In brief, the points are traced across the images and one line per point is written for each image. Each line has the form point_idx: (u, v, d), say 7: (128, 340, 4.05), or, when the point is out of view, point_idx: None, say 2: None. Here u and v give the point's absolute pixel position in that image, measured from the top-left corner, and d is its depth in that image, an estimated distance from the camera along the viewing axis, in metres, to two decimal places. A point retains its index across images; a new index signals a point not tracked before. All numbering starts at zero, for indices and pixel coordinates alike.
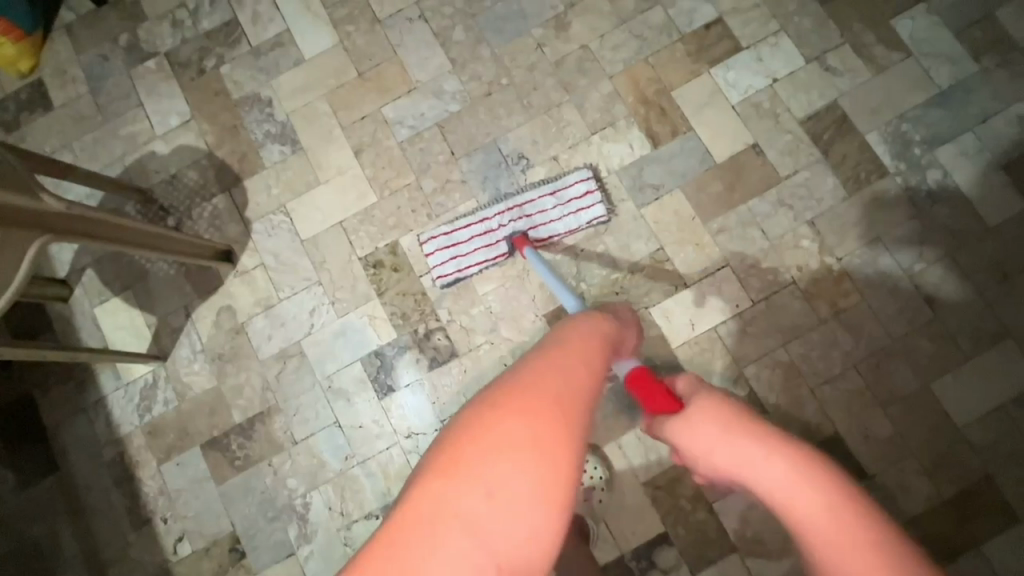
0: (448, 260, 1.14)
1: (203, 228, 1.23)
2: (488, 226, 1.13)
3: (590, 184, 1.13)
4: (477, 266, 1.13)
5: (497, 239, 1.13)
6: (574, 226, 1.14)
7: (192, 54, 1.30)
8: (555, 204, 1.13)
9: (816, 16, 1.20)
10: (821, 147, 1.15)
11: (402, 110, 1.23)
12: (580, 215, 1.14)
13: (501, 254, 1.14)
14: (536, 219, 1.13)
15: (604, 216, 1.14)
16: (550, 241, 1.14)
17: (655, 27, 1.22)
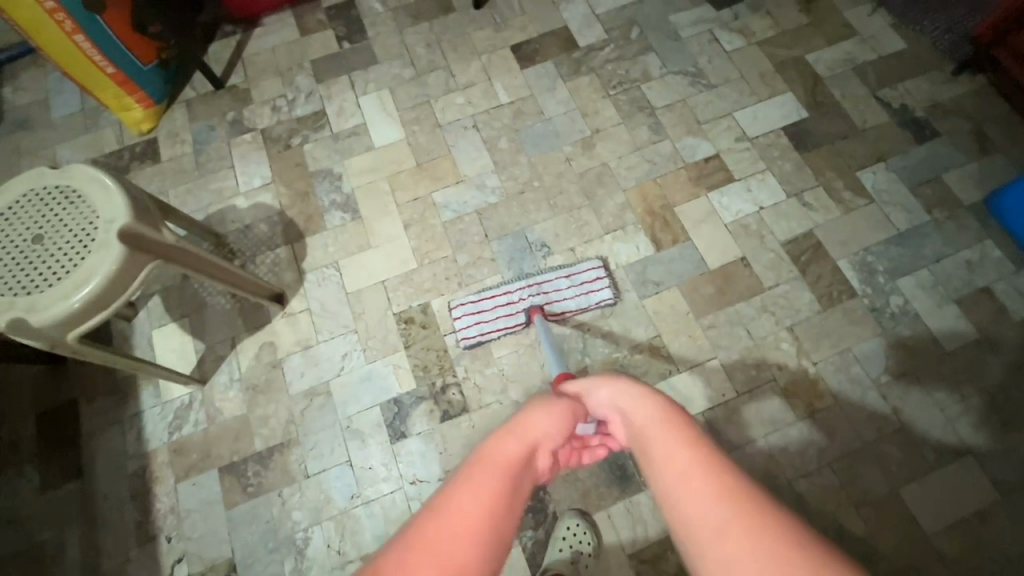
0: (472, 324, 1.30)
1: (263, 272, 1.41)
2: (510, 298, 1.31)
3: (601, 272, 1.33)
4: (497, 331, 1.30)
5: (517, 310, 1.31)
6: (585, 305, 1.32)
7: (283, 133, 1.57)
8: (569, 286, 1.33)
9: (795, 160, 1.46)
10: (799, 266, 1.35)
11: (449, 197, 1.47)
12: (591, 296, 1.32)
13: (518, 324, 1.30)
14: (552, 296, 1.32)
15: (611, 300, 1.32)
16: (563, 315, 1.32)
17: (664, 156, 1.48)
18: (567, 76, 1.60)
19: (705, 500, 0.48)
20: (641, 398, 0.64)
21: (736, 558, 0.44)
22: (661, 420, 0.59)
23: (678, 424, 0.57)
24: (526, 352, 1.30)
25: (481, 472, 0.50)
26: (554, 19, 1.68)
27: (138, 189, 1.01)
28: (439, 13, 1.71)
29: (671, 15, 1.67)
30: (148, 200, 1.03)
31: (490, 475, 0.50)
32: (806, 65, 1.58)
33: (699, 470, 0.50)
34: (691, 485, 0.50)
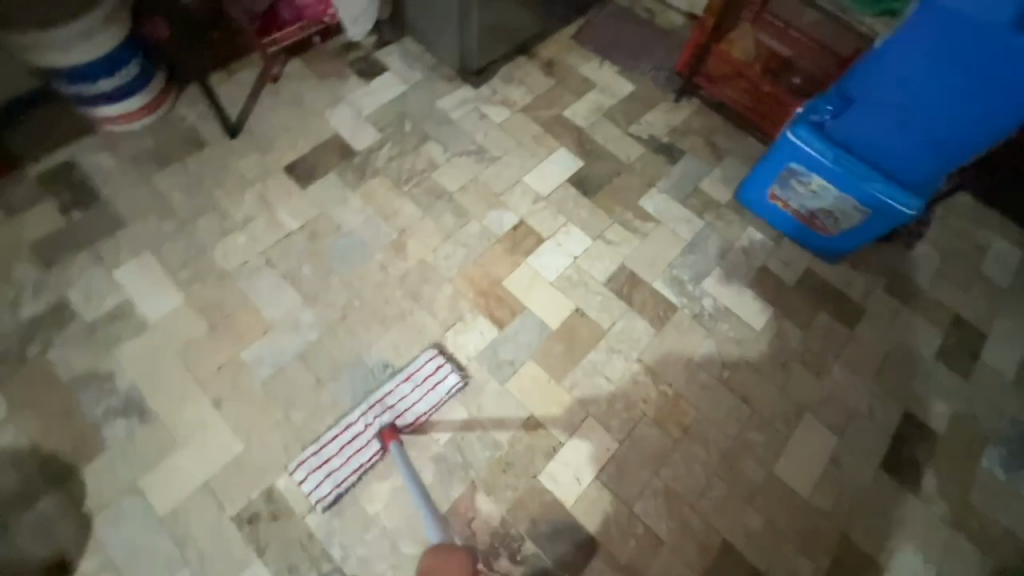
0: (323, 480, 1.14)
1: (23, 541, 1.04)
2: (355, 430, 1.20)
3: (437, 359, 1.29)
4: (354, 473, 1.15)
5: (368, 439, 1.19)
6: (436, 400, 1.26)
7: (10, 344, 1.22)
8: (412, 387, 1.26)
9: (588, 205, 1.59)
10: (627, 299, 1.44)
11: (262, 350, 1.27)
12: (438, 387, 1.27)
13: (375, 453, 1.18)
14: (399, 407, 1.24)
15: (458, 382, 1.28)
16: (419, 421, 1.23)
17: (476, 236, 1.50)
18: (355, 183, 1.53)
19: None
20: None
21: None
22: None
23: None
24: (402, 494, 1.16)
25: None
26: (322, 129, 1.61)
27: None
28: (189, 151, 1.52)
29: (436, 101, 1.72)
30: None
31: None
32: (567, 120, 1.75)
33: None
34: None
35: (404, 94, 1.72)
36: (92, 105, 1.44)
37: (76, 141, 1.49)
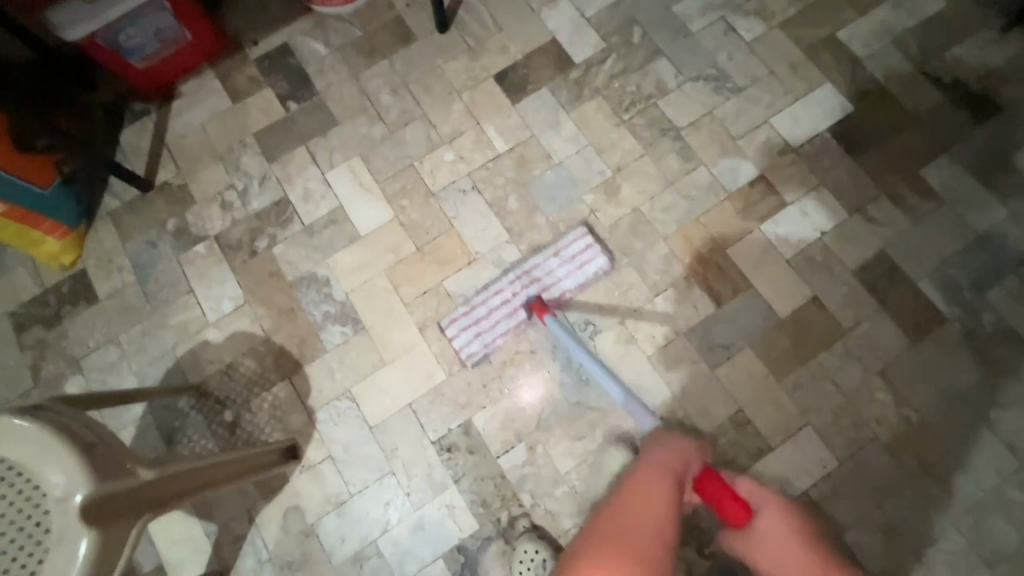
0: (472, 338, 1.18)
1: (262, 421, 1.17)
2: (503, 296, 1.19)
3: (588, 238, 1.22)
4: (501, 336, 1.18)
5: (515, 307, 1.19)
6: (582, 280, 1.21)
7: (242, 236, 1.28)
8: (560, 263, 1.22)
9: (849, 166, 1.27)
10: (879, 297, 1.19)
11: (465, 283, 1.23)
12: (586, 267, 1.22)
13: (523, 322, 1.18)
14: (545, 280, 1.21)
15: (607, 266, 1.22)
16: (564, 297, 1.21)
17: (703, 187, 1.27)
18: (569, 104, 1.34)
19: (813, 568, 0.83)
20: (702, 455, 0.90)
21: None
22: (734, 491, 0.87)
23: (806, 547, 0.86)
24: (576, 426, 1.14)
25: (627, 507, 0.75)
26: (537, 31, 1.39)
27: (78, 419, 0.74)
28: (397, 46, 1.39)
29: (673, 5, 1.40)
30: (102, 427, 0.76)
31: (649, 494, 0.77)
32: (839, 46, 1.35)
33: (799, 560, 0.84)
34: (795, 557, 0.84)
35: None
36: None
37: (291, 24, 1.42)
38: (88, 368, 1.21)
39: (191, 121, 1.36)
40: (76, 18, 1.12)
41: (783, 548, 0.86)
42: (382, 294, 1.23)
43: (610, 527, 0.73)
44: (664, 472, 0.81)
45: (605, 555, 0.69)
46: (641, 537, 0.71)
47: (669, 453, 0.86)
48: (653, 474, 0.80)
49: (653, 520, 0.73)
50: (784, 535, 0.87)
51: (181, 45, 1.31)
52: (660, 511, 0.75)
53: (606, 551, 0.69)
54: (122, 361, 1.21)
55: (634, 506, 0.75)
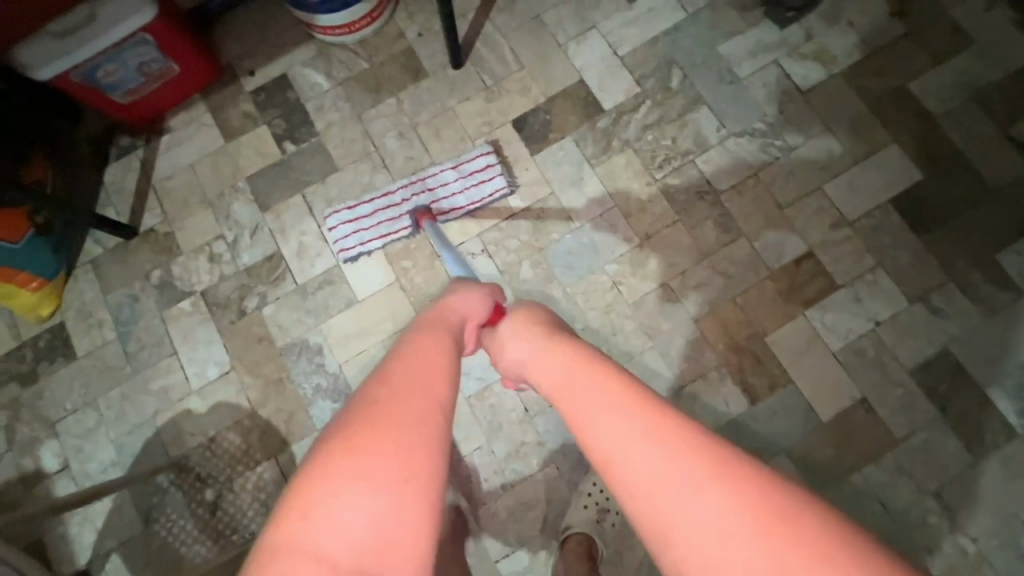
0: (350, 233, 1.15)
1: (245, 503, 1.08)
2: (391, 199, 1.15)
3: (491, 157, 1.16)
4: (378, 240, 1.15)
5: (401, 214, 1.15)
6: (476, 198, 1.16)
7: (231, 293, 1.17)
8: (457, 177, 1.16)
9: (913, 245, 1.11)
10: (940, 404, 1.04)
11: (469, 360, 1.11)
12: (483, 186, 1.16)
13: (405, 228, 1.15)
14: (438, 192, 1.16)
15: (507, 186, 1.17)
16: (454, 213, 1.16)
17: (741, 262, 1.13)
18: (595, 157, 1.19)
19: (641, 432, 0.43)
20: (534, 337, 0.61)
21: (677, 496, 0.39)
22: (574, 367, 0.52)
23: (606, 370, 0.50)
24: None
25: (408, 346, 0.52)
26: (564, 71, 1.24)
27: None
28: (406, 82, 1.25)
29: (720, 45, 1.23)
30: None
31: (423, 359, 0.50)
32: (911, 99, 1.17)
33: (636, 430, 0.43)
34: (619, 424, 0.44)
35: (676, 29, 1.24)
36: (313, 13, 1.18)
37: (291, 52, 1.29)
38: (64, 433, 1.13)
39: (180, 161, 1.25)
40: (47, 58, 1.01)
41: (595, 389, 0.48)
42: (378, 367, 1.12)
43: (327, 463, 0.41)
44: (444, 334, 0.57)
45: (345, 471, 0.41)
46: (405, 408, 0.45)
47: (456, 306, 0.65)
48: (449, 308, 0.64)
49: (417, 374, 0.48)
50: (583, 380, 0.49)
51: (169, 79, 1.19)
52: (430, 361, 0.51)
53: (344, 457, 0.41)
54: (101, 427, 1.13)
55: (402, 369, 0.48)
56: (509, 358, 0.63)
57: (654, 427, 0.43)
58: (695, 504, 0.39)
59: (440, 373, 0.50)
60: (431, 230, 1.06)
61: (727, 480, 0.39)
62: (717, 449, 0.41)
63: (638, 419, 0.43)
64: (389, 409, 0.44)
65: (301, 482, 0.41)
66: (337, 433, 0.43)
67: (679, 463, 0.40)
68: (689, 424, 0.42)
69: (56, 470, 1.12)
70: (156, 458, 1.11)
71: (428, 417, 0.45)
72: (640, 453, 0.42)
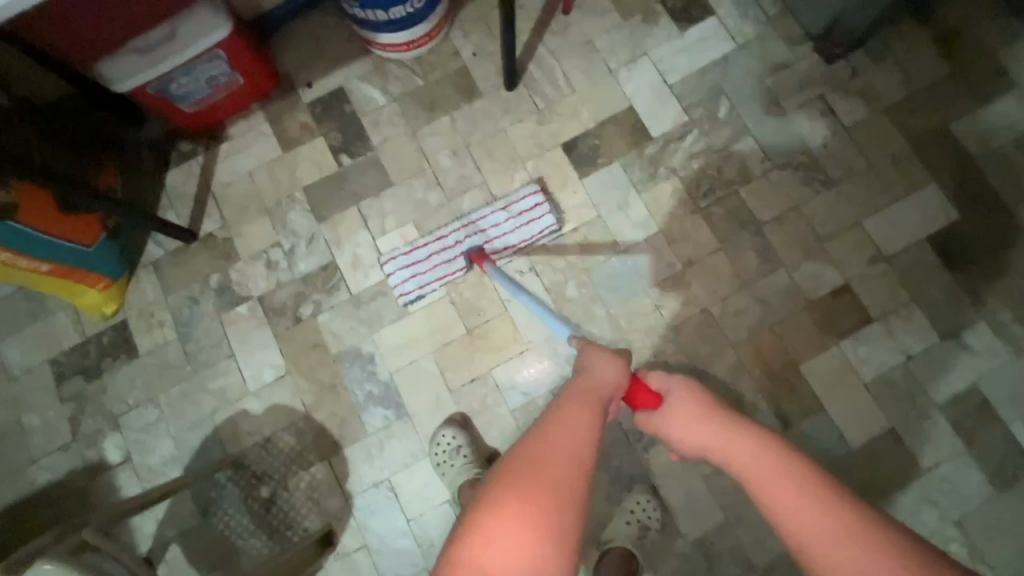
0: (408, 279, 1.18)
1: (298, 501, 1.14)
2: (445, 242, 1.19)
3: (539, 196, 1.20)
4: (435, 282, 1.18)
5: (456, 256, 1.18)
6: (527, 237, 1.20)
7: (287, 300, 1.22)
8: (508, 217, 1.20)
9: (947, 283, 1.15)
10: (965, 437, 1.09)
11: (515, 374, 1.17)
12: (534, 224, 1.20)
13: (460, 270, 1.18)
14: (490, 233, 1.19)
15: (555, 226, 1.20)
16: (506, 253, 1.20)
17: (780, 292, 1.17)
18: (642, 183, 1.23)
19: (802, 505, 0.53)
20: (681, 402, 0.70)
21: (825, 552, 0.50)
22: (754, 450, 0.60)
23: (773, 451, 0.59)
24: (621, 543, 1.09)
25: (567, 414, 0.60)
26: (614, 97, 1.27)
27: None
28: (460, 101, 1.29)
29: (768, 78, 1.26)
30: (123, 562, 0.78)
31: (577, 426, 0.59)
32: (952, 140, 1.21)
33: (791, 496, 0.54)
34: (787, 496, 0.55)
35: (725, 60, 1.28)
36: (375, 31, 1.22)
37: (348, 66, 1.32)
38: (126, 426, 1.19)
39: (238, 168, 1.29)
40: (124, 71, 1.06)
41: (736, 437, 0.62)
42: (428, 378, 1.17)
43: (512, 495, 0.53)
44: (594, 399, 0.65)
45: (524, 504, 0.52)
46: (568, 461, 0.55)
47: (610, 368, 0.71)
48: (597, 374, 0.70)
49: (568, 445, 0.56)
50: (735, 436, 0.62)
51: (232, 90, 1.23)
52: (582, 436, 0.58)
53: (520, 494, 0.52)
54: (161, 423, 1.19)
55: (559, 433, 0.57)
56: (662, 424, 0.72)
57: (808, 500, 0.54)
58: (823, 554, 0.51)
59: (591, 430, 0.59)
60: (497, 275, 1.09)
61: (848, 535, 0.50)
62: (851, 518, 0.51)
63: (803, 492, 0.54)
64: (545, 476, 0.54)
65: (472, 517, 0.53)
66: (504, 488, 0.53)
67: (830, 525, 0.51)
68: (836, 496, 0.53)
69: (118, 462, 1.18)
70: (214, 455, 1.17)
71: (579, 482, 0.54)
72: (802, 518, 0.53)
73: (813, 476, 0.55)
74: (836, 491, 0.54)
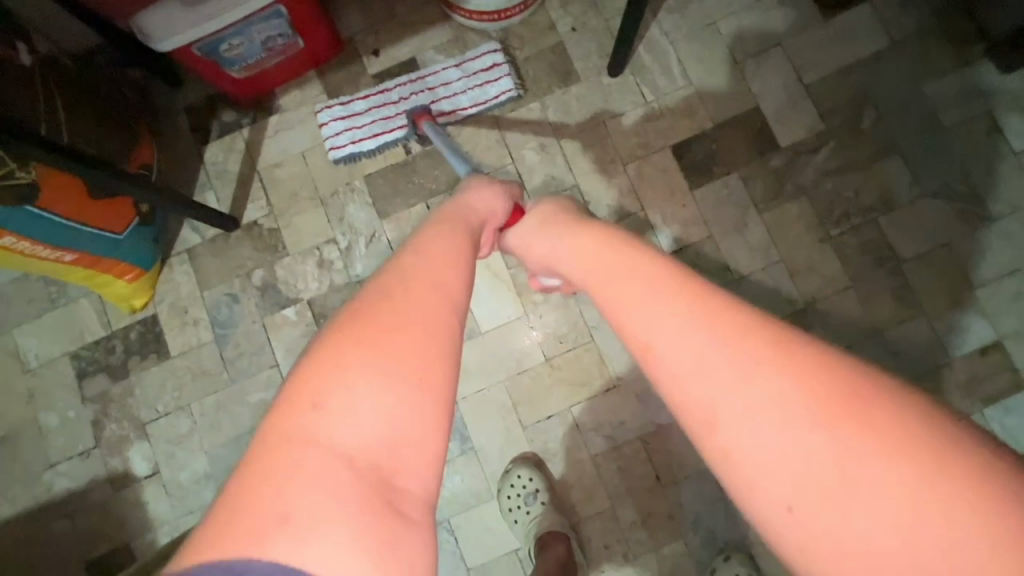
0: (342, 131, 1.08)
1: None
2: (387, 97, 1.08)
3: (497, 55, 1.08)
4: (370, 138, 1.07)
5: (398, 112, 1.08)
6: (480, 99, 1.08)
7: (341, 307, 1.07)
8: (459, 76, 1.08)
9: None
10: None
11: (599, 415, 1.02)
12: (487, 86, 1.08)
13: (401, 129, 1.07)
14: (439, 91, 1.08)
15: (514, 90, 1.08)
16: (454, 114, 1.08)
17: (918, 344, 1.00)
18: (764, 201, 1.05)
19: (754, 366, 0.38)
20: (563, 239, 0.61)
21: (770, 429, 0.37)
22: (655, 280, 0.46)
23: (688, 287, 0.44)
24: None
25: (420, 256, 0.49)
26: (737, 94, 1.07)
27: None
28: (553, 84, 1.09)
29: (926, 84, 1.06)
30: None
31: (432, 273, 0.47)
32: None
33: (734, 364, 0.39)
34: (716, 365, 0.39)
35: (874, 58, 1.07)
36: None
37: (425, 34, 1.12)
38: (155, 436, 1.06)
39: (290, 146, 1.11)
40: (169, 25, 0.86)
41: (616, 268, 0.50)
42: (498, 410, 1.03)
43: (339, 356, 0.40)
44: (463, 234, 0.57)
45: (373, 353, 0.40)
46: (431, 301, 0.45)
47: (481, 203, 0.69)
48: (470, 207, 0.66)
49: (421, 289, 0.45)
50: (637, 276, 0.47)
51: (290, 54, 1.04)
52: (444, 272, 0.48)
53: (354, 349, 0.40)
54: (194, 435, 1.05)
55: (416, 280, 0.46)
56: (532, 250, 0.67)
57: (751, 354, 0.39)
58: (778, 443, 0.36)
59: (460, 272, 0.49)
60: (427, 126, 0.98)
61: (833, 432, 0.35)
62: (830, 382, 0.36)
63: (745, 349, 0.39)
64: (395, 324, 0.42)
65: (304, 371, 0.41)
66: (332, 339, 0.41)
67: (777, 384, 0.37)
68: (778, 340, 0.39)
69: (146, 475, 1.05)
70: None
71: (439, 339, 0.43)
72: (734, 385, 0.38)
73: (750, 316, 0.41)
74: (786, 333, 0.40)
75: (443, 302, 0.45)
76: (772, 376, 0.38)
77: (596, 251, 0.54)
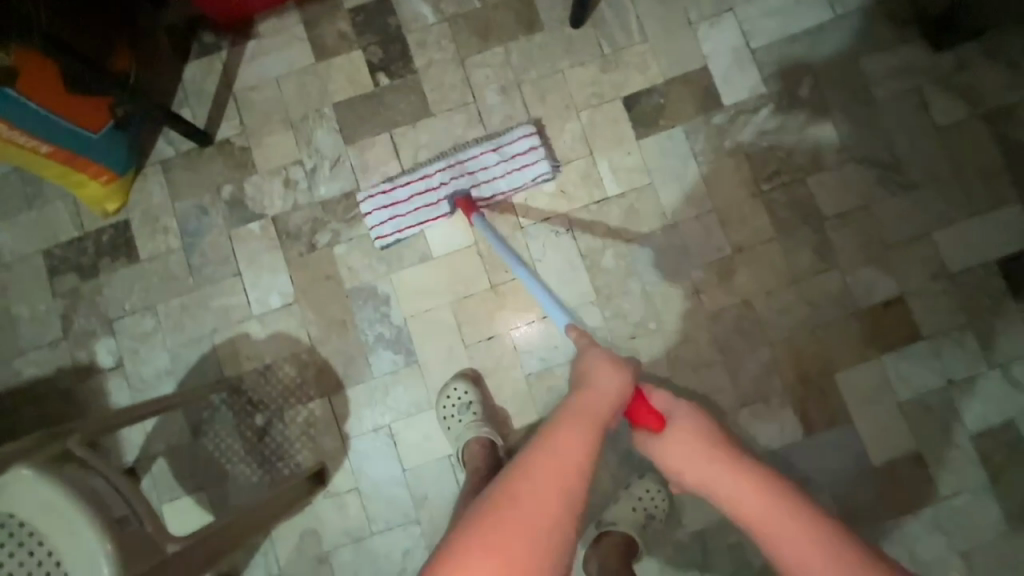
0: (386, 220, 1.09)
1: (293, 434, 1.10)
2: (429, 183, 1.08)
3: (534, 139, 1.08)
4: (417, 226, 1.09)
5: (439, 198, 1.08)
6: (519, 184, 1.10)
7: (303, 225, 1.13)
8: (498, 160, 1.09)
9: (1009, 312, 1.07)
10: (990, 472, 1.05)
11: (534, 339, 1.10)
12: (526, 170, 1.10)
13: (443, 214, 1.09)
14: (478, 176, 1.09)
15: (548, 173, 1.10)
16: (494, 200, 1.10)
17: (829, 294, 1.10)
18: (704, 154, 1.13)
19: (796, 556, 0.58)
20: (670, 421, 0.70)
21: None
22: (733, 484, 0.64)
23: (763, 491, 0.62)
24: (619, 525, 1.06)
25: (554, 441, 0.59)
26: (688, 54, 1.15)
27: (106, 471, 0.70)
28: (518, 32, 1.16)
29: (863, 57, 1.13)
30: (117, 473, 0.71)
31: (566, 466, 0.57)
32: None
33: (801, 557, 0.58)
34: (777, 541, 0.59)
35: (818, 29, 1.14)
36: None
37: None
38: (120, 332, 1.13)
39: (266, 71, 1.17)
40: None
41: (695, 457, 0.68)
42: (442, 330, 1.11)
43: (477, 548, 0.52)
44: (593, 422, 0.62)
45: (495, 544, 0.52)
46: (554, 495, 0.55)
47: (612, 380, 0.68)
48: (597, 393, 0.66)
49: (562, 480, 0.56)
50: (724, 478, 0.65)
51: None
52: (568, 468, 0.57)
53: (482, 556, 0.52)
54: (157, 334, 1.13)
55: (535, 476, 0.56)
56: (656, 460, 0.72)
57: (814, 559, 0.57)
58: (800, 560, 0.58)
59: (583, 476, 0.57)
60: (481, 225, 1.01)
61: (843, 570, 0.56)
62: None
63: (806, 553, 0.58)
64: (518, 527, 0.53)
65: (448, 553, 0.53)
66: (480, 522, 0.54)
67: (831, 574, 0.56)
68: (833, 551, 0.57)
69: (110, 367, 1.12)
70: (211, 375, 1.11)
71: (558, 512, 0.55)
72: (798, 563, 0.58)
73: (813, 522, 0.59)
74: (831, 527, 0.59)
75: (573, 503, 0.56)
76: (822, 569, 0.57)
77: (711, 473, 0.66)
